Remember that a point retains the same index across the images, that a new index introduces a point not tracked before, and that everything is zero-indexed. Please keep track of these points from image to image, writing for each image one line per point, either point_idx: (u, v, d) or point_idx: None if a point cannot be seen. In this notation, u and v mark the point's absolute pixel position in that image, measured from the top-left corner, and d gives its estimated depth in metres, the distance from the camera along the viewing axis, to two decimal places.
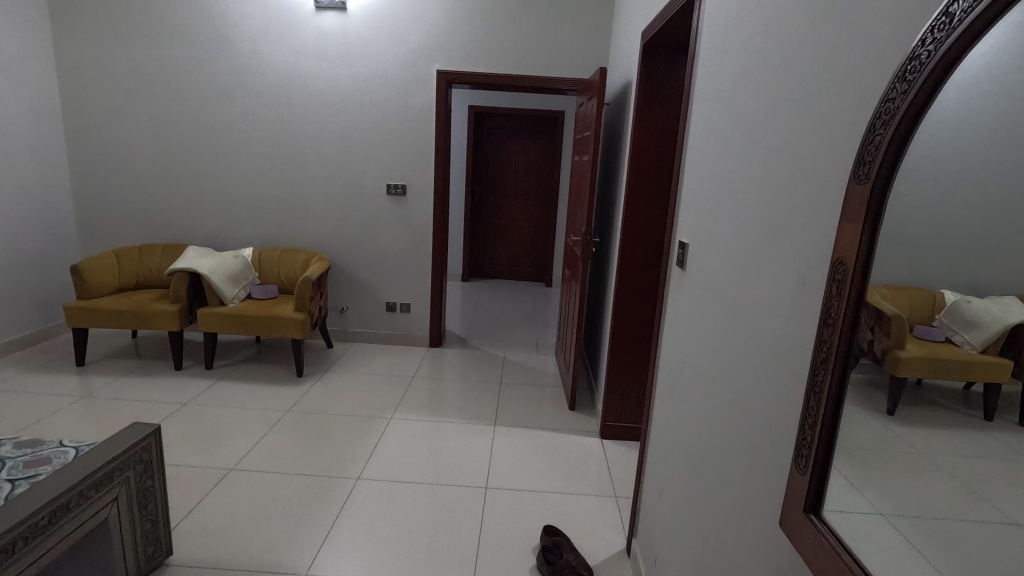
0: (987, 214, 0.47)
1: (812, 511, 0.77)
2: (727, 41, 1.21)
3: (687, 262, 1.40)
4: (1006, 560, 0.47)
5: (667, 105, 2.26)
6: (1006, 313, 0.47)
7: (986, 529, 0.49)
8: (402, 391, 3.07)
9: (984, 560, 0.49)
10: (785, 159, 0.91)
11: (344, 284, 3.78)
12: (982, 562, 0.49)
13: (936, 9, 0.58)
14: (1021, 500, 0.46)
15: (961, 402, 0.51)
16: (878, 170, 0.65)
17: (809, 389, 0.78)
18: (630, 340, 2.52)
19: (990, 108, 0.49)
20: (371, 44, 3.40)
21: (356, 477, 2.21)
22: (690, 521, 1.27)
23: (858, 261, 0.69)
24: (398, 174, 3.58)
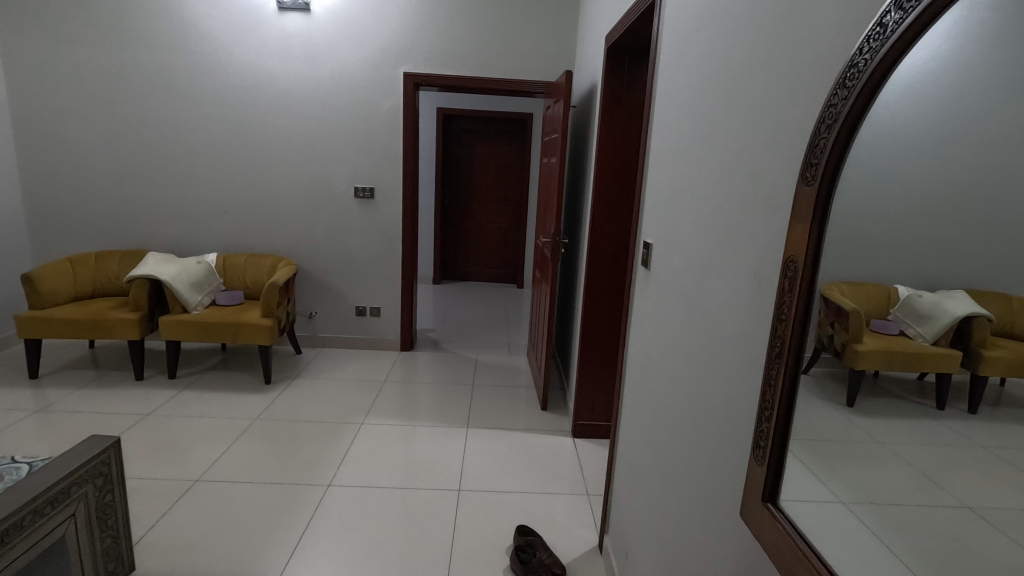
0: (929, 213, 0.51)
1: (769, 500, 0.80)
2: (686, 46, 1.25)
3: (651, 262, 1.43)
4: (955, 543, 0.50)
5: (631, 107, 2.30)
6: (956, 306, 0.49)
7: (941, 514, 0.51)
8: (373, 396, 3.04)
9: (939, 545, 0.52)
10: (740, 162, 0.95)
11: (312, 289, 3.72)
12: (936, 547, 0.52)
13: (870, 20, 0.62)
14: (976, 487, 0.48)
15: (916, 392, 0.53)
16: (823, 172, 0.68)
17: (765, 381, 0.81)
18: (599, 339, 2.56)
19: (925, 112, 0.53)
20: (336, 45, 3.36)
21: (328, 483, 2.19)
22: (658, 517, 1.29)
23: (807, 258, 0.72)
24: (366, 177, 3.55)
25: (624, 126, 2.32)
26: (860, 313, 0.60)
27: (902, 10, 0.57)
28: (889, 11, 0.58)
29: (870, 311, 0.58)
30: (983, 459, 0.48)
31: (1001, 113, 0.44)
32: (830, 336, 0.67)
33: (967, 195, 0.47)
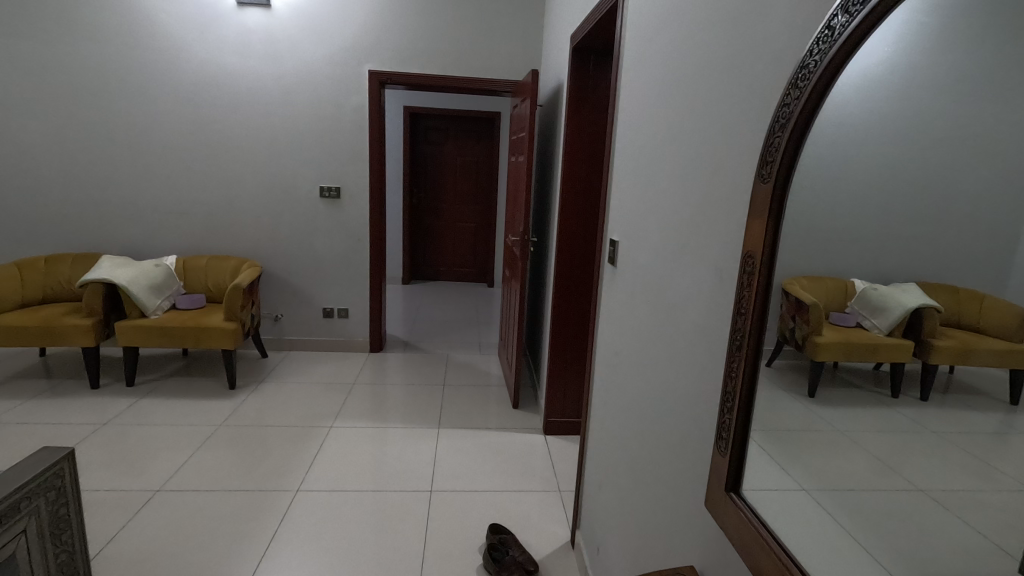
0: (880, 208, 0.53)
1: (733, 490, 0.83)
2: (648, 45, 1.26)
3: (617, 259, 1.45)
4: (908, 524, 0.52)
5: (597, 105, 2.32)
6: (907, 297, 0.52)
7: (899, 498, 0.53)
8: (342, 398, 2.99)
9: (896, 528, 0.53)
10: (701, 160, 0.97)
11: (278, 291, 3.64)
12: (893, 530, 0.54)
13: (820, 23, 0.64)
14: (932, 471, 0.50)
15: (871, 381, 0.55)
16: (778, 170, 0.71)
17: (726, 373, 0.84)
18: (569, 337, 2.58)
19: (873, 112, 0.55)
20: (298, 42, 3.29)
21: (296, 488, 2.15)
22: (628, 511, 1.31)
23: (765, 253, 0.74)
24: (331, 176, 3.49)
25: (590, 125, 2.34)
26: (820, 307, 0.62)
27: (848, 14, 0.59)
28: (836, 15, 0.61)
29: (828, 304, 0.60)
30: (933, 443, 0.49)
31: (942, 112, 0.46)
32: (791, 329, 0.70)
33: (913, 191, 0.49)
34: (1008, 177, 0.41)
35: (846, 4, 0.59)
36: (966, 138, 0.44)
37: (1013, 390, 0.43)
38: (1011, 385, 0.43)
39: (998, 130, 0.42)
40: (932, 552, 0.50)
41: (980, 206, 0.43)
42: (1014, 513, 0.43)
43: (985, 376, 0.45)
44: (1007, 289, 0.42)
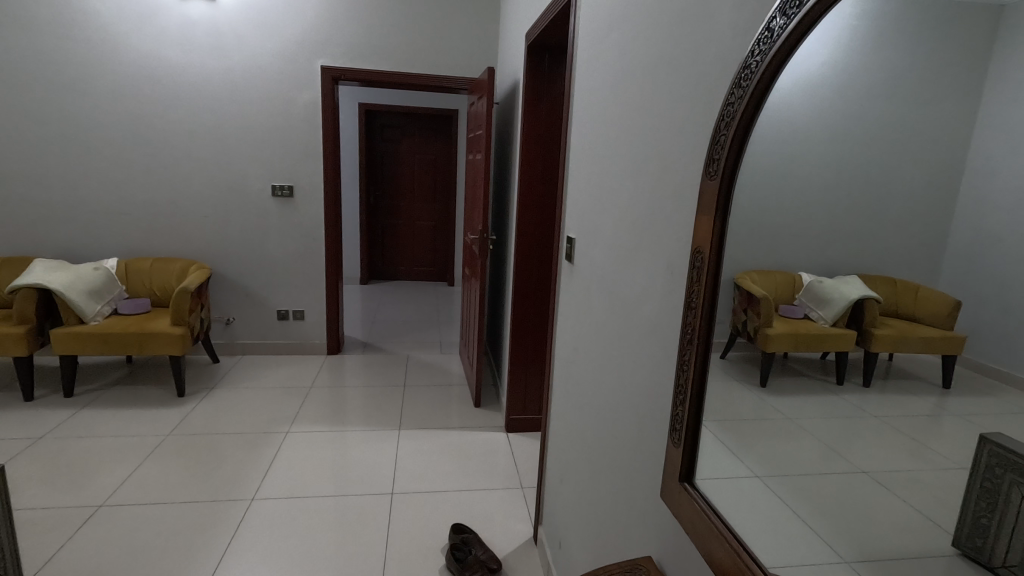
0: (824, 206, 0.55)
1: (685, 480, 0.85)
2: (600, 45, 1.28)
3: (574, 257, 1.47)
4: (851, 504, 0.54)
5: (553, 103, 2.34)
6: (850, 289, 0.54)
7: (845, 481, 0.54)
8: (299, 403, 2.92)
9: (843, 510, 0.55)
10: (652, 157, 0.99)
11: (229, 294, 3.51)
12: (839, 512, 0.56)
13: (760, 25, 0.67)
14: (876, 455, 0.51)
15: (818, 370, 0.58)
16: (724, 168, 0.73)
17: (679, 366, 0.86)
18: (529, 334, 2.59)
19: (812, 111, 0.57)
20: (246, 35, 3.18)
21: (251, 497, 2.08)
22: (588, 505, 1.32)
23: (712, 249, 0.77)
24: (283, 174, 3.39)
25: (547, 123, 2.36)
26: (770, 300, 0.64)
27: (786, 16, 0.61)
28: (775, 18, 0.63)
29: (778, 297, 0.62)
30: (874, 427, 0.51)
31: (874, 111, 0.49)
32: (743, 322, 0.71)
33: (851, 190, 0.52)
34: (937, 174, 0.44)
35: (784, 7, 0.62)
36: (897, 136, 0.47)
37: (944, 373, 0.45)
38: (942, 369, 0.45)
39: (928, 129, 0.45)
40: (873, 530, 0.52)
41: (914, 201, 0.46)
42: (949, 489, 0.45)
43: (921, 363, 0.47)
44: (939, 279, 0.44)
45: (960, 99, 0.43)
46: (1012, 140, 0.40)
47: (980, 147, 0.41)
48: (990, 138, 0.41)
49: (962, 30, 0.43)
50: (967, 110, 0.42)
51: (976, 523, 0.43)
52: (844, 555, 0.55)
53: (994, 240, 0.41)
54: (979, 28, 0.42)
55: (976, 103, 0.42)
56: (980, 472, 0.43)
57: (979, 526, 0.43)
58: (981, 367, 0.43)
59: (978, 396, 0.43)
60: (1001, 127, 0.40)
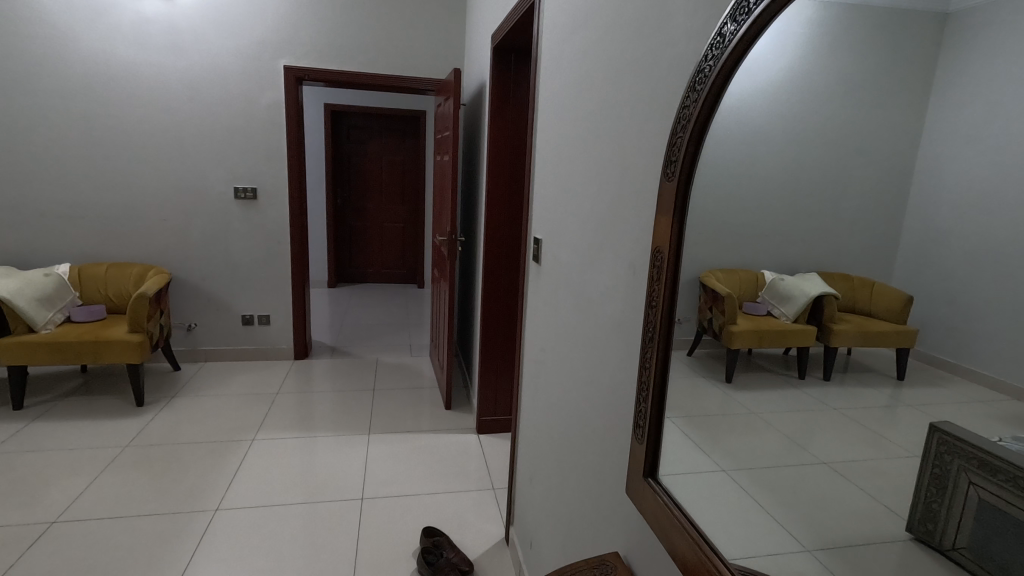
0: (781, 204, 0.57)
1: (649, 476, 0.87)
2: (563, 48, 1.29)
3: (541, 258, 1.48)
4: (811, 495, 0.55)
5: (519, 105, 2.35)
6: (810, 286, 0.56)
7: (805, 472, 0.56)
8: (266, 409, 2.85)
9: (803, 501, 0.57)
10: (613, 159, 1.01)
11: (190, 299, 3.41)
12: (800, 503, 0.57)
13: (712, 31, 0.70)
14: (832, 445, 0.53)
15: (781, 364, 0.60)
16: (681, 170, 0.76)
17: (641, 363, 0.89)
18: (499, 335, 2.59)
19: (764, 114, 0.60)
20: (205, 33, 3.10)
21: (215, 507, 2.02)
22: (557, 504, 1.34)
23: (671, 249, 0.79)
24: (246, 176, 3.31)
25: (514, 124, 2.37)
26: (733, 298, 0.66)
27: (735, 22, 0.64)
28: (727, 23, 0.66)
29: (741, 295, 0.64)
30: (832, 419, 0.53)
31: (824, 113, 0.52)
32: (708, 319, 0.72)
33: (804, 190, 0.54)
34: (886, 174, 0.46)
35: (734, 13, 0.64)
36: (847, 136, 0.49)
37: (898, 365, 0.46)
38: (896, 362, 0.47)
39: (874, 132, 0.47)
40: (833, 519, 0.53)
41: (863, 202, 0.48)
42: (902, 476, 0.46)
43: (876, 356, 0.49)
44: (892, 276, 0.46)
45: (904, 102, 0.45)
46: (955, 143, 0.42)
47: (925, 150, 0.44)
48: (935, 141, 0.43)
49: (904, 35, 0.45)
50: (912, 114, 0.44)
51: (928, 508, 0.45)
52: (803, 543, 0.57)
53: (941, 238, 0.43)
54: (923, 35, 0.44)
55: (921, 108, 0.44)
56: (930, 460, 0.45)
57: (931, 511, 0.45)
58: (932, 359, 0.44)
59: (931, 386, 0.44)
60: (944, 130, 0.42)
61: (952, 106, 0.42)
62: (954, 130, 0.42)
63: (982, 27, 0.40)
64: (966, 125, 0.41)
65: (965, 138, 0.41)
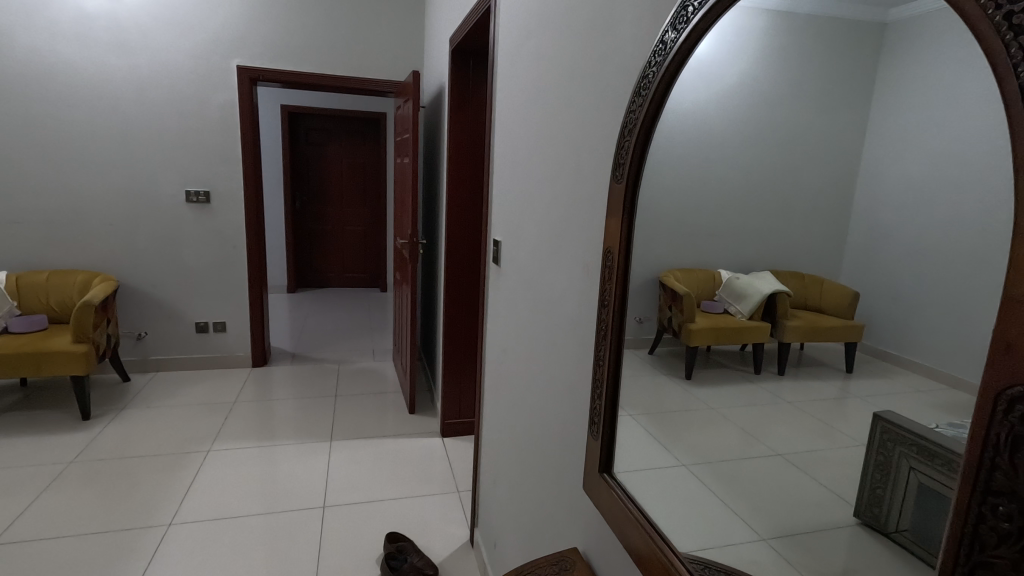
0: (733, 203, 0.60)
1: (605, 471, 0.89)
2: (518, 52, 1.30)
3: (501, 259, 1.48)
4: (768, 485, 0.57)
5: (476, 107, 2.36)
6: (763, 284, 0.58)
7: (762, 463, 0.58)
8: (223, 419, 2.77)
9: (761, 492, 0.58)
10: (567, 162, 1.02)
11: (139, 307, 3.27)
12: (758, 494, 0.59)
13: (655, 38, 0.73)
14: (788, 439, 0.55)
15: (737, 360, 0.63)
16: (628, 173, 0.78)
17: (595, 361, 0.91)
18: (461, 337, 2.59)
19: (709, 121, 0.64)
20: (152, 31, 2.99)
21: (168, 522, 1.95)
22: (520, 504, 1.34)
23: (621, 248, 0.82)
24: (198, 179, 3.21)
25: (473, 126, 2.37)
26: (691, 297, 0.67)
27: (676, 30, 0.68)
28: (667, 32, 0.69)
29: (699, 294, 0.66)
30: (789, 412, 0.55)
31: (775, 121, 0.55)
32: (668, 318, 0.73)
33: (759, 192, 0.57)
34: (829, 180, 0.49)
35: (674, 22, 0.68)
36: (797, 141, 0.52)
37: (846, 358, 0.48)
38: (845, 355, 0.48)
39: (824, 136, 0.49)
40: (788, 508, 0.55)
41: (812, 206, 0.51)
42: (850, 465, 0.48)
43: (825, 351, 0.51)
44: (840, 274, 0.48)
45: (845, 109, 0.47)
46: (897, 145, 0.43)
47: (868, 154, 0.46)
48: (879, 145, 0.45)
49: (846, 42, 0.48)
50: (854, 120, 0.47)
51: (873, 494, 0.46)
52: (760, 533, 0.59)
53: (886, 237, 0.44)
54: (861, 43, 0.46)
55: (863, 112, 0.46)
56: (874, 447, 0.45)
57: (876, 496, 0.46)
58: (878, 352, 0.45)
59: (875, 378, 0.45)
60: (884, 133, 0.44)
61: (891, 110, 0.43)
62: (895, 133, 0.43)
63: (918, 33, 0.42)
64: (905, 126, 0.42)
65: (906, 140, 0.42)
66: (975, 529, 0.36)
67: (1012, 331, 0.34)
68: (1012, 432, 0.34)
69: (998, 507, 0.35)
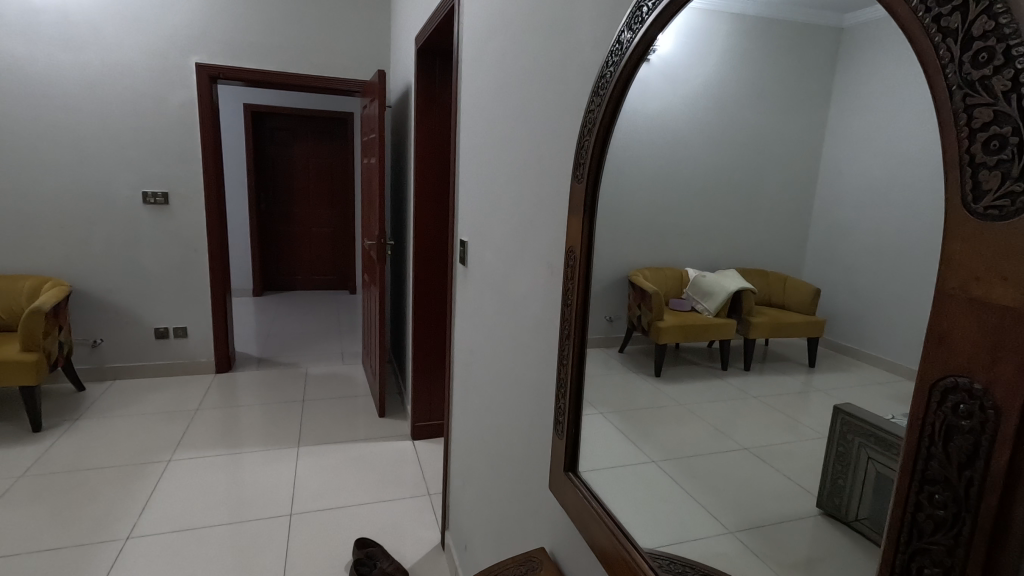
0: (696, 202, 0.61)
1: (570, 469, 0.90)
2: (482, 52, 1.29)
3: (467, 259, 1.48)
4: (734, 478, 0.58)
5: (443, 108, 2.35)
6: (729, 282, 0.59)
7: (729, 457, 0.59)
8: (184, 427, 2.69)
9: (728, 485, 0.59)
10: (530, 161, 1.03)
11: (95, 313, 3.15)
12: (724, 487, 0.60)
13: (613, 38, 0.74)
14: (756, 433, 0.56)
15: (705, 357, 0.63)
16: (588, 173, 0.79)
17: (559, 360, 0.92)
18: (431, 338, 2.57)
19: (667, 120, 0.65)
20: (104, 26, 2.89)
21: (126, 535, 1.88)
22: (489, 505, 1.34)
23: (583, 248, 0.83)
24: (155, 180, 3.10)
25: (440, 127, 2.36)
26: (660, 295, 0.68)
27: (632, 30, 0.69)
28: (624, 32, 0.71)
29: (668, 292, 0.66)
30: (755, 406, 0.56)
31: (735, 122, 0.56)
32: (637, 316, 0.74)
33: (721, 191, 0.58)
34: (789, 179, 0.50)
35: (630, 22, 0.69)
36: (758, 143, 0.53)
37: (810, 353, 0.49)
38: (808, 350, 0.49)
39: (784, 136, 0.51)
40: (754, 501, 0.56)
41: (773, 205, 0.52)
42: (814, 457, 0.49)
43: (790, 346, 0.52)
44: (803, 270, 0.49)
45: (803, 111, 0.49)
46: (853, 145, 0.44)
47: (825, 154, 0.47)
48: (838, 145, 0.46)
49: (807, 46, 0.49)
50: (811, 121, 0.48)
51: (834, 484, 0.47)
52: (727, 525, 0.60)
53: (847, 233, 0.45)
54: (815, 45, 0.48)
55: (818, 114, 0.47)
56: (835, 439, 0.46)
57: (837, 487, 0.46)
58: (840, 346, 0.46)
59: (838, 371, 0.46)
60: (837, 135, 0.46)
61: (845, 112, 0.45)
62: (848, 132, 0.45)
63: (862, 38, 0.44)
64: (860, 127, 0.44)
65: (861, 141, 0.44)
66: (912, 517, 0.37)
67: (945, 324, 0.36)
68: (946, 420, 0.35)
69: (934, 495, 0.36)
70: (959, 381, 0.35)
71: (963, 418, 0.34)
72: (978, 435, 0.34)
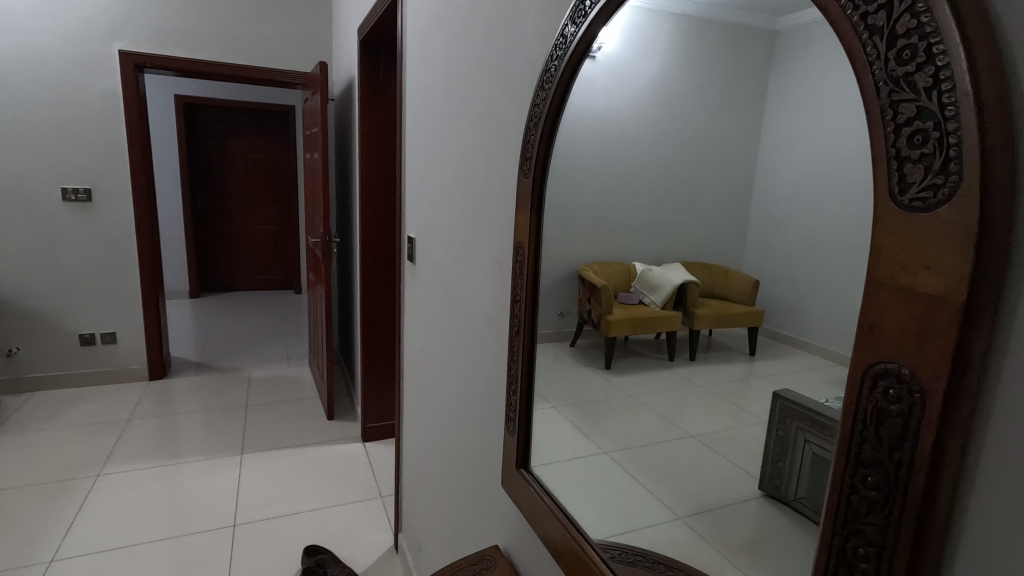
0: (641, 196, 0.62)
1: (522, 466, 0.90)
2: (427, 45, 1.27)
3: (415, 256, 1.45)
4: (682, 465, 0.60)
5: (388, 101, 2.30)
6: (674, 275, 0.61)
7: (676, 445, 0.60)
8: (115, 439, 2.52)
9: (676, 473, 0.60)
10: (477, 156, 1.01)
11: (10, 320, 2.91)
12: (673, 474, 0.61)
13: (556, 31, 0.74)
14: (702, 420, 0.57)
15: (653, 348, 0.64)
16: (535, 168, 0.79)
17: (510, 356, 0.92)
18: (379, 337, 2.53)
19: (612, 115, 0.66)
20: (12, 7, 2.66)
21: (50, 558, 1.75)
22: (443, 505, 1.32)
23: (532, 243, 0.83)
24: (77, 176, 2.89)
25: (386, 121, 2.31)
26: (608, 289, 0.69)
27: (576, 24, 0.69)
28: (568, 25, 0.71)
29: (616, 286, 0.68)
30: (700, 394, 0.57)
31: (678, 119, 0.57)
32: (588, 311, 0.74)
33: (664, 187, 0.59)
34: (729, 175, 0.52)
35: (573, 16, 0.69)
36: (700, 140, 0.55)
37: (750, 341, 0.50)
38: (748, 339, 0.51)
39: (723, 133, 0.52)
40: (700, 487, 0.57)
41: (714, 201, 0.54)
42: (756, 441, 0.50)
43: (731, 336, 0.53)
44: (743, 262, 0.51)
45: (740, 109, 0.50)
46: (787, 142, 0.46)
47: (761, 149, 0.48)
48: (772, 141, 0.47)
49: (742, 45, 0.50)
50: (749, 118, 0.49)
51: (774, 467, 0.49)
52: (676, 511, 0.61)
53: (783, 227, 0.47)
54: (748, 44, 0.49)
55: (755, 112, 0.49)
56: (775, 424, 0.48)
57: (777, 470, 0.48)
58: (777, 335, 0.47)
59: (776, 359, 0.47)
60: (772, 132, 0.47)
61: (779, 108, 0.46)
62: (782, 128, 0.46)
63: (794, 38, 0.45)
64: (793, 124, 0.45)
65: (794, 137, 0.45)
66: (848, 499, 0.39)
67: (875, 312, 0.37)
68: (877, 405, 0.37)
69: (867, 477, 0.38)
70: (888, 368, 0.36)
71: (892, 403, 0.36)
72: (906, 418, 0.35)
